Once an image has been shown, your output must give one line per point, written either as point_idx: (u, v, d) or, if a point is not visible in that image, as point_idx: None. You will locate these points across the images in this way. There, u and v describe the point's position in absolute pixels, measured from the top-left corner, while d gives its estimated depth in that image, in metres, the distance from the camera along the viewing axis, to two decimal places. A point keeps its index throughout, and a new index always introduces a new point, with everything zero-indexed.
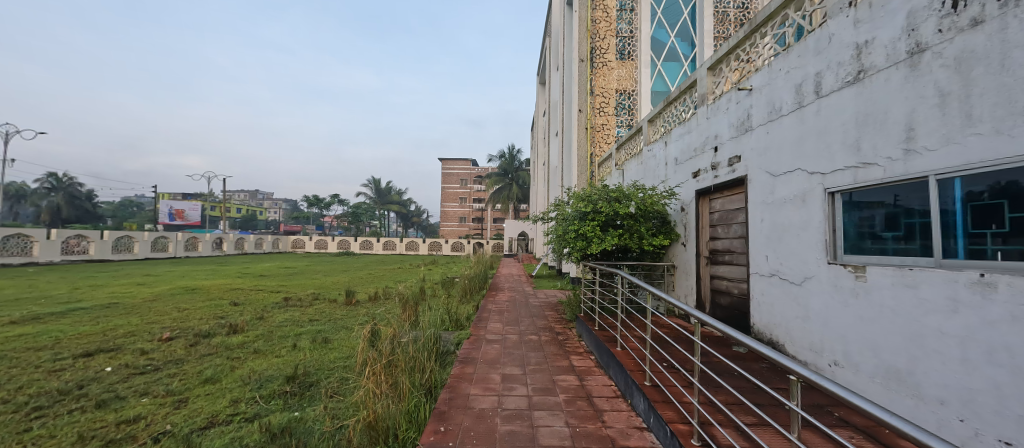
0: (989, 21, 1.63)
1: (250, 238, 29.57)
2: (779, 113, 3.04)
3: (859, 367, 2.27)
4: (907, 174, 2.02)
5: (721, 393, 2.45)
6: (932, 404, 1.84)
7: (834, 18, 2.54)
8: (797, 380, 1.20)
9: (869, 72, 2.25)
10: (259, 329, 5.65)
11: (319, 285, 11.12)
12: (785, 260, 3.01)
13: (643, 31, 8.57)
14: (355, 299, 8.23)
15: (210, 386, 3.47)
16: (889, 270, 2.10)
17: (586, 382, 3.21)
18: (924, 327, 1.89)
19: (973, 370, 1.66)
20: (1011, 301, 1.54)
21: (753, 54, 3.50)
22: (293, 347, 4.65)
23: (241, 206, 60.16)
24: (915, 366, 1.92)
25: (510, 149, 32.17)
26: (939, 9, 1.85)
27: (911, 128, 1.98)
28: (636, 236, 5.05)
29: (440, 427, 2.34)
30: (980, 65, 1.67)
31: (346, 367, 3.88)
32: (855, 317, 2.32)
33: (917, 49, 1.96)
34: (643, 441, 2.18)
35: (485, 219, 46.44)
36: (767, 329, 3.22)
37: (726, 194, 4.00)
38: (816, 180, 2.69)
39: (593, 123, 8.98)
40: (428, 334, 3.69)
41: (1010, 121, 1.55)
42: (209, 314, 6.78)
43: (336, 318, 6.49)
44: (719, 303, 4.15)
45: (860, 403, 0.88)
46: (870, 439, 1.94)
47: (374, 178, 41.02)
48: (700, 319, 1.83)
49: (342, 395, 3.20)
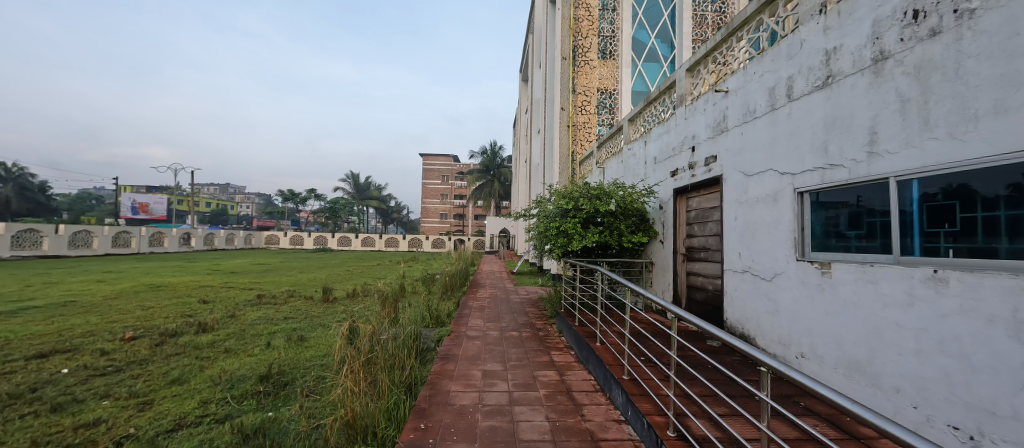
0: (945, 32, 1.73)
1: (221, 233, 28.40)
2: (753, 115, 3.15)
3: (824, 359, 2.39)
4: (870, 176, 2.13)
5: (696, 385, 2.52)
6: (889, 393, 1.95)
7: (806, 24, 2.63)
8: (767, 371, 1.25)
9: (837, 77, 2.35)
10: (231, 328, 5.44)
11: (294, 283, 10.75)
12: (757, 257, 3.12)
13: (624, 32, 8.72)
14: (333, 296, 8.06)
15: (178, 387, 3.32)
16: (852, 267, 2.21)
17: (566, 377, 3.25)
18: (883, 320, 2.00)
19: (925, 360, 1.77)
20: (960, 295, 1.65)
21: (729, 58, 3.61)
22: (267, 346, 4.51)
23: (212, 201, 57.87)
24: (874, 357, 2.03)
25: (492, 146, 32.16)
26: (901, 19, 1.95)
27: (874, 132, 2.09)
28: (616, 233, 5.12)
29: (421, 424, 2.33)
30: (937, 73, 1.76)
31: (323, 366, 3.80)
32: (820, 311, 2.43)
33: (881, 56, 2.06)
34: (621, 434, 2.23)
35: (466, 216, 46.34)
36: (739, 324, 3.33)
37: (702, 193, 4.11)
38: (786, 181, 2.80)
39: (574, 121, 8.93)
40: (408, 331, 3.63)
41: (965, 126, 1.65)
42: (176, 312, 6.49)
43: (313, 315, 6.33)
44: (694, 299, 4.28)
45: (825, 392, 0.91)
46: (833, 427, 2.05)
47: (354, 174, 40.23)
48: (677, 314, 1.87)
49: (318, 394, 3.14)
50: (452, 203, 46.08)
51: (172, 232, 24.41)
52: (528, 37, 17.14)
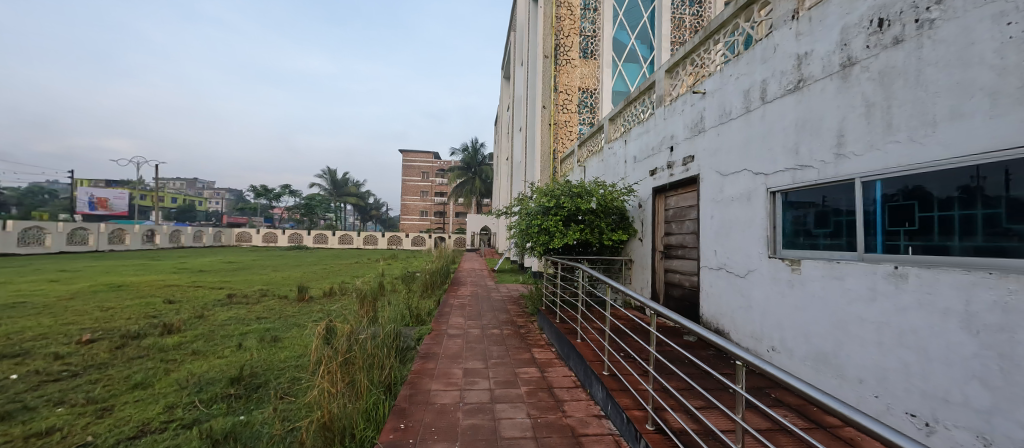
0: (907, 40, 1.82)
1: (188, 230, 27.15)
2: (729, 117, 3.24)
3: (793, 352, 2.49)
4: (837, 176, 2.23)
5: (673, 380, 2.59)
6: (853, 383, 2.05)
7: (779, 29, 2.72)
8: (742, 365, 1.28)
9: (807, 81, 2.44)
10: (199, 329, 5.22)
11: (267, 281, 10.39)
12: (731, 254, 3.22)
13: (605, 32, 8.80)
14: (308, 295, 7.84)
15: (141, 391, 3.15)
16: (820, 264, 2.31)
17: (547, 373, 3.27)
18: (848, 314, 2.10)
19: (886, 351, 1.87)
20: (918, 290, 1.74)
21: (706, 60, 3.69)
22: (238, 347, 4.33)
23: (178, 196, 55.24)
24: (840, 350, 2.13)
25: (473, 143, 31.93)
26: (867, 27, 2.04)
27: (842, 135, 2.19)
28: (597, 231, 5.18)
29: (400, 424, 2.29)
30: (899, 80, 1.86)
31: (298, 367, 3.69)
32: (790, 306, 2.53)
33: (849, 62, 2.15)
34: (601, 429, 2.26)
35: (447, 214, 45.94)
36: (714, 319, 3.43)
37: (680, 192, 4.20)
38: (759, 181, 2.89)
39: (556, 119, 8.96)
40: (387, 330, 3.56)
41: (924, 131, 1.74)
42: (139, 313, 6.16)
43: (288, 315, 6.13)
44: (672, 295, 4.38)
45: (796, 383, 0.95)
46: (801, 417, 2.14)
47: (331, 169, 39.17)
48: (655, 310, 1.90)
49: (293, 396, 3.05)
50: (432, 200, 45.59)
51: (134, 229, 23.18)
52: (510, 33, 17.07)
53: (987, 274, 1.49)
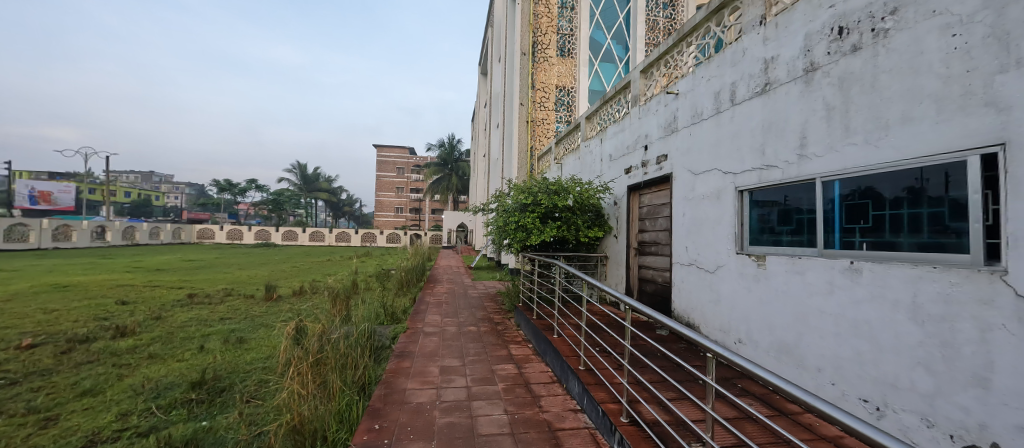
0: (865, 48, 1.93)
1: (143, 226, 25.52)
2: (701, 117, 3.34)
3: (758, 343, 2.61)
4: (799, 176, 2.34)
5: (647, 372, 2.65)
6: (812, 372, 2.16)
7: (748, 34, 2.82)
8: (712, 357, 1.32)
9: (774, 85, 2.54)
10: (156, 331, 4.91)
11: (231, 280, 9.90)
12: (702, 250, 3.33)
13: (582, 30, 8.88)
14: (277, 294, 7.53)
15: (90, 399, 2.94)
16: (784, 259, 2.42)
17: (524, 369, 3.29)
18: (808, 307, 2.21)
19: (842, 341, 1.99)
20: (871, 284, 1.86)
21: (679, 62, 3.78)
22: (199, 350, 4.11)
23: (132, 190, 51.80)
24: (801, 341, 2.25)
25: (449, 139, 31.55)
26: (829, 34, 2.15)
27: (804, 136, 2.30)
28: (573, 228, 5.24)
29: (375, 425, 2.24)
30: (857, 86, 1.97)
31: (266, 368, 3.54)
32: (756, 299, 2.65)
33: (811, 68, 2.26)
34: (578, 422, 2.30)
35: (422, 211, 45.28)
36: (685, 313, 3.55)
37: (654, 190, 4.30)
38: (728, 180, 3.00)
39: (533, 116, 8.96)
40: (361, 328, 3.46)
41: (878, 134, 1.85)
42: (87, 316, 5.73)
43: (254, 315, 5.87)
44: (645, 290, 4.49)
45: (763, 373, 0.99)
46: (765, 405, 2.24)
47: (300, 164, 37.73)
48: (630, 305, 1.94)
49: (260, 399, 2.92)
50: (407, 197, 44.81)
51: (81, 225, 21.58)
52: (487, 29, 16.93)
53: (931, 268, 1.61)
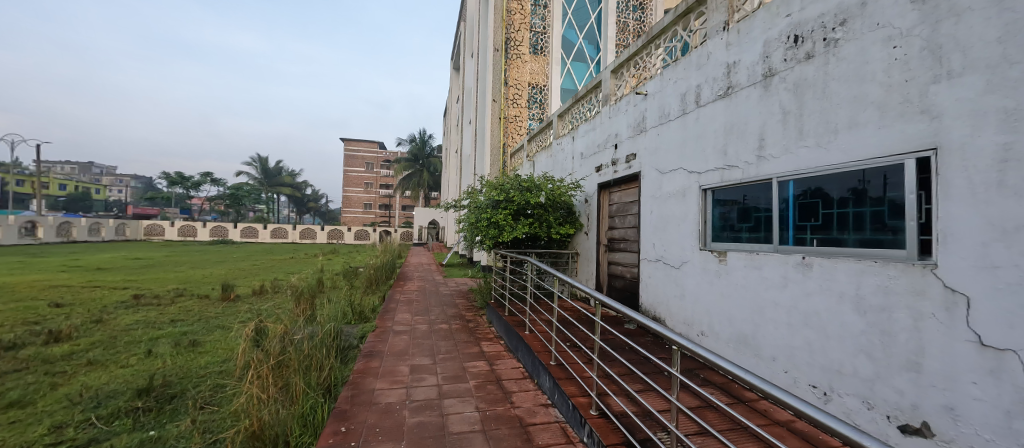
0: (817, 56, 2.05)
1: (80, 222, 23.38)
2: (668, 118, 3.44)
3: (719, 335, 2.73)
4: (758, 176, 2.46)
5: (616, 366, 2.72)
6: (767, 361, 2.29)
7: (712, 39, 2.93)
8: (677, 349, 1.37)
9: (735, 88, 2.66)
10: (95, 335, 4.52)
11: (183, 280, 9.27)
12: (668, 247, 3.44)
13: (555, 29, 8.93)
14: (234, 293, 7.12)
15: (18, 411, 2.67)
16: (743, 255, 2.54)
17: (496, 366, 3.29)
18: (765, 300, 2.34)
19: (795, 331, 2.12)
20: (821, 278, 1.99)
21: (648, 63, 3.88)
22: (147, 355, 3.82)
23: (68, 182, 47.38)
24: (757, 332, 2.37)
25: (420, 134, 30.99)
26: (785, 42, 2.27)
27: (763, 139, 2.42)
28: (545, 225, 5.29)
29: (341, 428, 2.16)
30: (810, 91, 2.09)
31: (222, 372, 3.35)
32: (717, 293, 2.77)
33: (769, 73, 2.38)
34: (548, 417, 2.32)
35: (392, 207, 44.25)
36: (652, 307, 3.66)
37: (623, 188, 4.40)
38: (693, 179, 3.12)
39: (506, 113, 8.93)
40: (326, 328, 3.33)
41: (828, 137, 1.98)
42: (13, 320, 5.19)
43: (209, 317, 5.53)
44: (614, 286, 4.60)
45: (725, 364, 1.03)
46: (725, 393, 2.36)
47: (261, 156, 35.86)
48: (600, 300, 1.97)
49: (216, 404, 2.76)
50: (377, 193, 43.68)
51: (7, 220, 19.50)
52: (460, 22, 16.70)
53: (872, 262, 1.74)
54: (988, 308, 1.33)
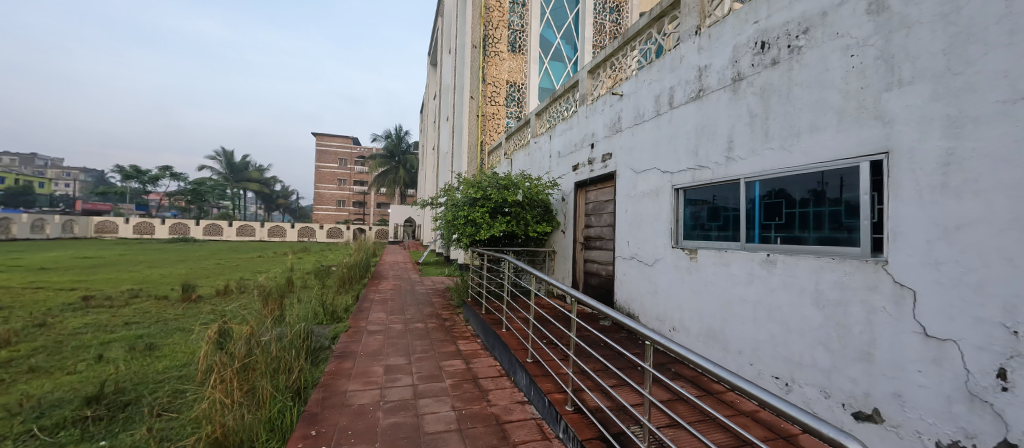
0: (782, 62, 2.14)
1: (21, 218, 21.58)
2: (643, 119, 3.52)
3: (689, 330, 2.82)
4: (727, 177, 2.55)
5: (591, 362, 2.76)
6: (734, 354, 2.39)
7: (685, 42, 3.00)
8: (650, 344, 1.40)
9: (706, 91, 2.74)
10: (37, 340, 4.18)
11: (139, 280, 8.73)
12: (642, 245, 3.52)
13: (533, 27, 8.95)
14: (196, 294, 6.77)
15: None
16: (712, 253, 2.63)
17: (472, 364, 3.28)
18: (732, 296, 2.43)
19: (760, 325, 2.21)
20: (784, 274, 2.08)
21: (623, 65, 3.95)
22: (97, 360, 3.57)
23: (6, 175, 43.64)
24: (725, 327, 2.46)
25: (396, 130, 30.40)
26: (753, 48, 2.36)
27: (731, 140, 2.50)
28: (522, 223, 5.30)
29: (312, 431, 2.10)
30: (775, 96, 2.18)
31: (182, 377, 3.18)
32: (688, 289, 2.86)
33: (738, 77, 2.46)
34: (525, 414, 2.33)
35: (367, 205, 43.25)
36: (626, 304, 3.74)
37: (599, 187, 4.47)
38: (666, 179, 3.20)
39: (484, 110, 8.88)
40: (296, 329, 3.22)
41: (792, 140, 2.07)
42: None
43: (168, 319, 5.23)
44: (590, 283, 4.67)
45: (695, 358, 1.07)
46: (695, 386, 2.44)
47: (226, 150, 34.23)
48: (576, 297, 1.99)
49: (174, 411, 2.61)
50: (350, 190, 42.55)
51: None
52: (437, 17, 16.46)
53: (830, 259, 1.83)
54: (932, 301, 1.44)
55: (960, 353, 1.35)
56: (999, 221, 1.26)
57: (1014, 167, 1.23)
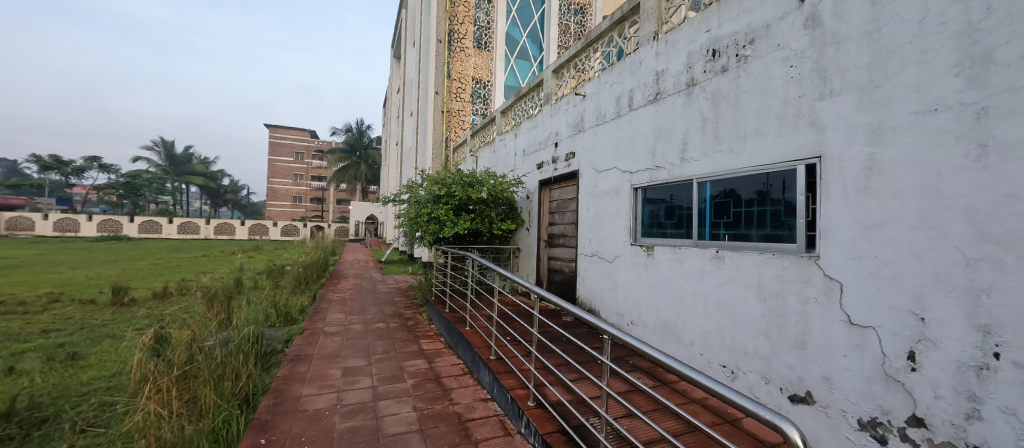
0: (731, 70, 2.27)
1: None
2: (604, 119, 3.61)
3: (646, 323, 2.94)
4: (681, 177, 2.67)
5: (553, 357, 2.81)
6: (686, 345, 2.52)
7: (644, 47, 3.10)
8: (609, 339, 1.45)
9: (663, 95, 2.86)
10: None
11: (61, 282, 7.87)
12: (603, 242, 3.62)
13: (498, 25, 8.93)
14: (129, 297, 6.18)
15: None
16: (668, 249, 2.75)
17: (434, 364, 3.23)
18: (685, 290, 2.56)
19: (710, 317, 2.34)
20: (732, 269, 2.21)
21: (587, 66, 4.02)
22: (7, 373, 3.18)
23: None
24: (679, 319, 2.59)
25: (357, 124, 29.31)
26: (705, 55, 2.48)
27: (685, 142, 2.63)
28: (487, 220, 5.29)
29: (261, 440, 1.99)
30: (725, 101, 2.31)
31: (111, 388, 2.89)
32: (645, 284, 2.97)
33: (692, 82, 2.58)
34: (487, 411, 2.34)
35: (326, 201, 41.43)
36: (588, 299, 3.83)
37: (563, 185, 4.55)
38: (626, 178, 3.30)
39: (449, 106, 8.74)
40: (245, 332, 3.02)
41: (739, 143, 2.21)
42: None
43: (96, 325, 4.74)
44: (553, 280, 4.74)
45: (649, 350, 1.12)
46: (650, 377, 2.55)
47: (165, 140, 31.49)
48: (540, 294, 2.02)
49: (101, 426, 2.38)
50: (308, 185, 40.55)
51: None
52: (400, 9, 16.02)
53: (771, 255, 1.97)
54: (856, 292, 1.59)
55: (877, 338, 1.51)
56: (910, 220, 1.42)
57: (922, 172, 1.39)
